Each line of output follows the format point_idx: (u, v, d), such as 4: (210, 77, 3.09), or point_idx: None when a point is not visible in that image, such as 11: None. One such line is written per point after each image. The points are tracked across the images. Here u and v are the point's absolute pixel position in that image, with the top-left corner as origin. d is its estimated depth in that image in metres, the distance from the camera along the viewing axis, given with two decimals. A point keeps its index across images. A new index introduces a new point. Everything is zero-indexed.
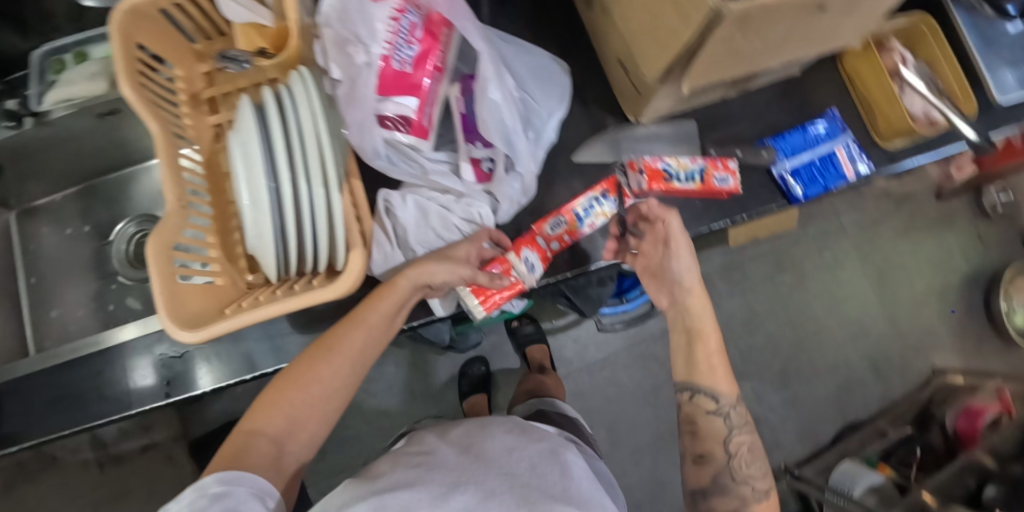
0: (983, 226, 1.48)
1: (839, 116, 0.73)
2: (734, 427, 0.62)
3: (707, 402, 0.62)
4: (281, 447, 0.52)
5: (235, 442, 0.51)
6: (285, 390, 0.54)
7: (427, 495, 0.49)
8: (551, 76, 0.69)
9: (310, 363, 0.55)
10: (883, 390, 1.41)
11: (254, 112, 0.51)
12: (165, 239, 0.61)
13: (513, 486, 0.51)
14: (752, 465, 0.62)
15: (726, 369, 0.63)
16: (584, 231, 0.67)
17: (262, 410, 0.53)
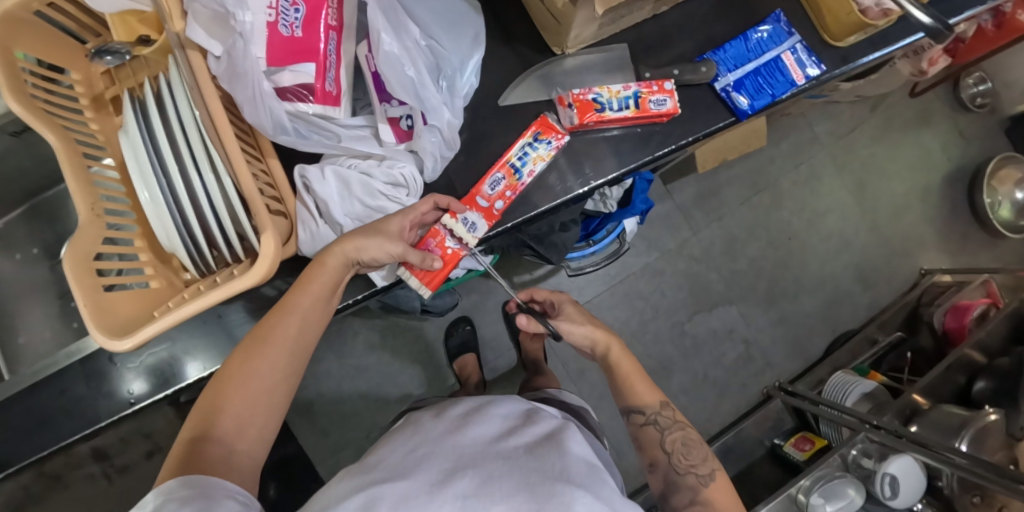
0: (961, 119, 1.45)
1: (784, 18, 0.70)
2: (664, 427, 0.64)
3: (643, 420, 0.64)
4: (230, 449, 0.48)
5: (180, 450, 0.47)
6: (225, 387, 0.50)
7: (392, 474, 0.43)
8: (457, 16, 0.63)
9: (245, 359, 0.52)
10: (870, 297, 1.41)
11: (134, 111, 0.53)
12: (82, 253, 0.59)
13: (484, 462, 0.44)
14: (690, 456, 0.62)
15: (645, 379, 0.66)
16: (525, 180, 0.67)
17: (201, 417, 0.49)
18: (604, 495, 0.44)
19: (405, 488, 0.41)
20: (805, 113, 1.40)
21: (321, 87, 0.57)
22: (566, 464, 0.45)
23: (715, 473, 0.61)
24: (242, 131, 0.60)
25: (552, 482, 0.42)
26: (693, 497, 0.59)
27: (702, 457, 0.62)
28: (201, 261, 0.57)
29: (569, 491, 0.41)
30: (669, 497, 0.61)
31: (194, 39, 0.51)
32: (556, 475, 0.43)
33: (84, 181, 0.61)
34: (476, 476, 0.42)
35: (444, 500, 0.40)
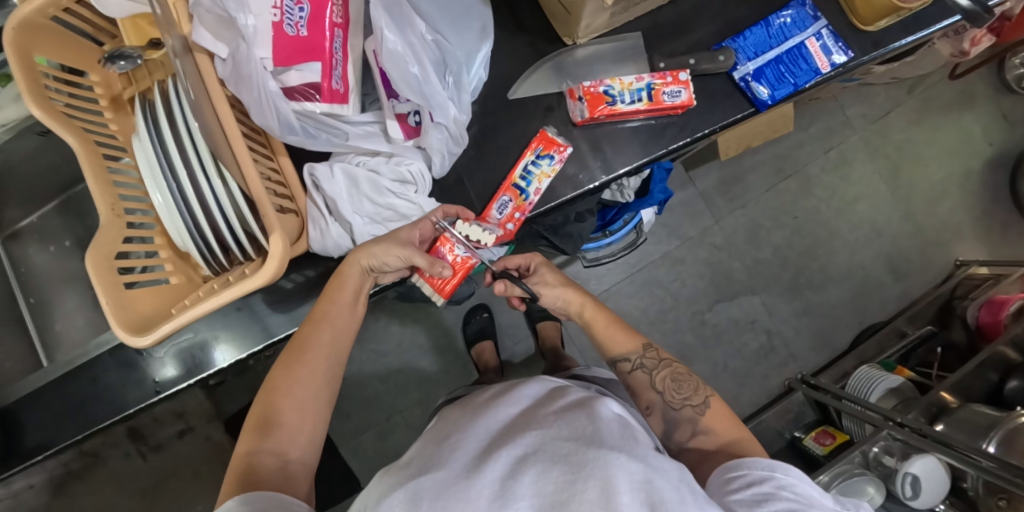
0: (1005, 101, 1.36)
1: (809, 2, 0.67)
2: (651, 369, 0.62)
3: (625, 363, 0.63)
4: (283, 458, 0.49)
5: (239, 464, 0.48)
6: (274, 398, 0.52)
7: (426, 467, 0.41)
8: (463, 9, 0.62)
9: (288, 371, 0.53)
10: (901, 288, 1.35)
11: (144, 115, 0.55)
12: (104, 252, 0.61)
13: (520, 440, 0.40)
14: (681, 389, 0.60)
15: (624, 326, 0.65)
16: (531, 200, 0.65)
17: (252, 431, 0.50)
18: (643, 454, 0.39)
19: (440, 478, 0.38)
20: (837, 96, 1.34)
21: (327, 85, 0.56)
22: (596, 427, 0.41)
23: (710, 399, 0.58)
24: (251, 130, 0.60)
25: (583, 448, 0.38)
26: (693, 428, 0.57)
27: (694, 386, 0.60)
28: (215, 260, 0.59)
29: (602, 454, 0.37)
30: (671, 433, 0.59)
31: (200, 42, 0.51)
32: (587, 439, 0.39)
33: (104, 182, 0.63)
34: (512, 455, 0.38)
35: (481, 484, 0.36)
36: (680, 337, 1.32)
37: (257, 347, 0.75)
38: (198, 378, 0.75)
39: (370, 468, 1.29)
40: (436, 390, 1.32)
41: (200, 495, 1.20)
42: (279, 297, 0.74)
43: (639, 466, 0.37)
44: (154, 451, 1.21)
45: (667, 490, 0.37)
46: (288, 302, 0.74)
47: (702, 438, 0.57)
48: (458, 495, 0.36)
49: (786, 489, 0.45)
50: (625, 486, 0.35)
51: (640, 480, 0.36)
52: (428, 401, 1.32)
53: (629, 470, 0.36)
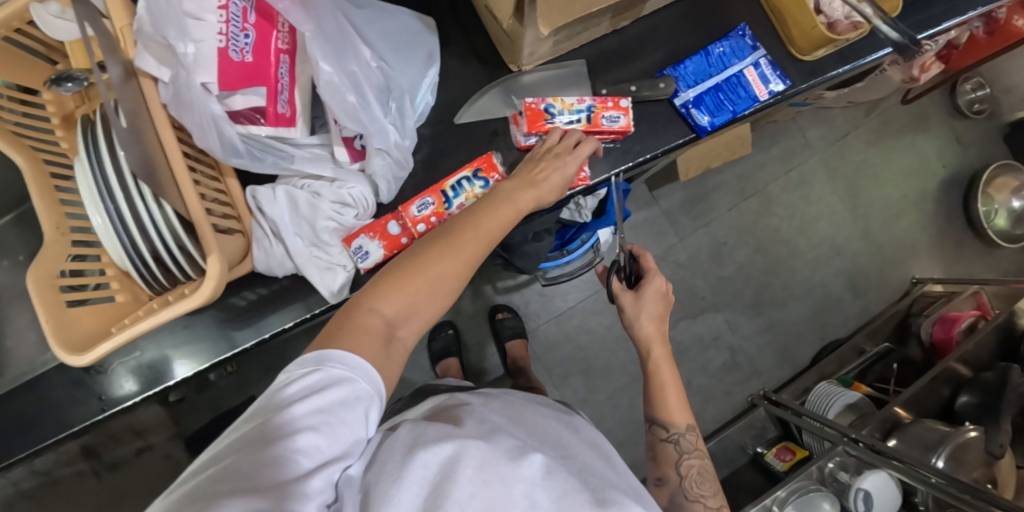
0: (957, 125, 1.41)
1: (748, 32, 0.69)
2: (684, 450, 0.62)
3: (661, 430, 0.62)
4: (393, 329, 0.47)
5: (350, 314, 0.46)
6: (408, 277, 0.49)
7: (475, 431, 0.40)
8: (409, 37, 0.66)
9: (433, 255, 0.50)
10: (860, 305, 1.38)
11: (84, 136, 0.55)
12: (47, 272, 0.60)
13: (554, 452, 0.41)
14: (703, 485, 0.62)
15: (682, 397, 0.63)
16: (453, 211, 0.65)
17: (385, 289, 0.48)
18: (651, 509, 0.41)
19: (492, 451, 0.38)
20: (796, 118, 1.38)
21: (273, 110, 0.57)
22: (614, 475, 0.43)
23: (722, 510, 0.61)
24: (196, 151, 0.61)
25: (608, 487, 0.39)
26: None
27: (714, 488, 0.62)
28: (156, 282, 0.59)
29: (622, 498, 0.39)
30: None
31: (144, 67, 0.53)
32: (609, 482, 0.41)
33: (52, 201, 0.63)
34: (545, 460, 0.39)
35: (518, 479, 0.36)
36: None
37: (224, 356, 0.73)
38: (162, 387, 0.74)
39: None
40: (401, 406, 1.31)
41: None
42: (231, 315, 0.73)
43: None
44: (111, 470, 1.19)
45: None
46: (240, 318, 0.73)
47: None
48: (497, 478, 0.36)
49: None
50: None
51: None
52: None
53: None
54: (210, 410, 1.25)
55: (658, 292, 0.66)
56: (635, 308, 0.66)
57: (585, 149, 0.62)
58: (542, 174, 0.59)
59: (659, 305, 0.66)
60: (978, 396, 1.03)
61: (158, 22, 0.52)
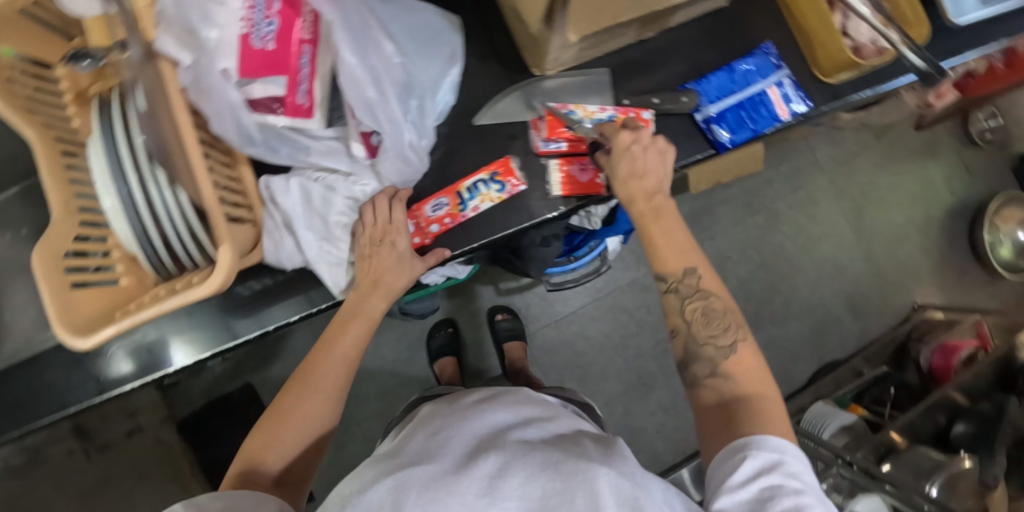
0: (966, 153, 1.42)
1: (773, 51, 0.68)
2: (685, 296, 0.57)
3: (670, 296, 0.58)
4: (280, 480, 0.50)
5: (234, 481, 0.49)
6: (280, 427, 0.52)
7: (420, 457, 0.42)
8: (432, 33, 0.65)
9: (300, 395, 0.53)
10: (860, 327, 1.38)
11: (101, 119, 0.54)
12: (53, 251, 0.59)
13: (507, 445, 0.42)
14: (712, 326, 0.55)
15: (685, 235, 0.59)
16: (468, 214, 0.66)
17: (260, 449, 0.51)
18: (630, 470, 0.41)
19: (431, 470, 0.39)
20: (807, 137, 1.38)
21: (291, 100, 0.57)
22: (585, 444, 0.43)
23: (738, 345, 0.54)
24: (210, 137, 0.60)
25: (571, 460, 0.40)
26: (714, 368, 0.53)
27: (726, 324, 0.55)
28: (164, 268, 0.59)
29: (591, 466, 0.39)
30: (688, 366, 0.55)
31: (164, 49, 0.50)
32: (576, 454, 0.41)
33: (60, 177, 0.62)
34: (499, 457, 0.40)
35: (471, 481, 0.38)
36: (644, 362, 1.34)
37: (222, 347, 0.73)
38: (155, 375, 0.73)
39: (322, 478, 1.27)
40: (395, 402, 1.30)
41: (147, 494, 1.22)
42: (234, 305, 0.72)
43: (625, 482, 0.39)
44: (100, 451, 1.22)
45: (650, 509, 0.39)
46: (245, 307, 0.72)
47: (720, 381, 0.53)
48: (449, 490, 0.37)
49: (793, 480, 0.42)
50: (610, 499, 0.37)
51: (626, 496, 0.38)
52: (386, 413, 1.30)
53: (615, 484, 0.38)
54: (203, 396, 1.26)
55: (635, 140, 0.61)
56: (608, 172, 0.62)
57: (399, 214, 0.61)
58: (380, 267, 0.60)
59: (644, 155, 0.61)
60: (975, 427, 1.04)
61: (182, 5, 0.52)
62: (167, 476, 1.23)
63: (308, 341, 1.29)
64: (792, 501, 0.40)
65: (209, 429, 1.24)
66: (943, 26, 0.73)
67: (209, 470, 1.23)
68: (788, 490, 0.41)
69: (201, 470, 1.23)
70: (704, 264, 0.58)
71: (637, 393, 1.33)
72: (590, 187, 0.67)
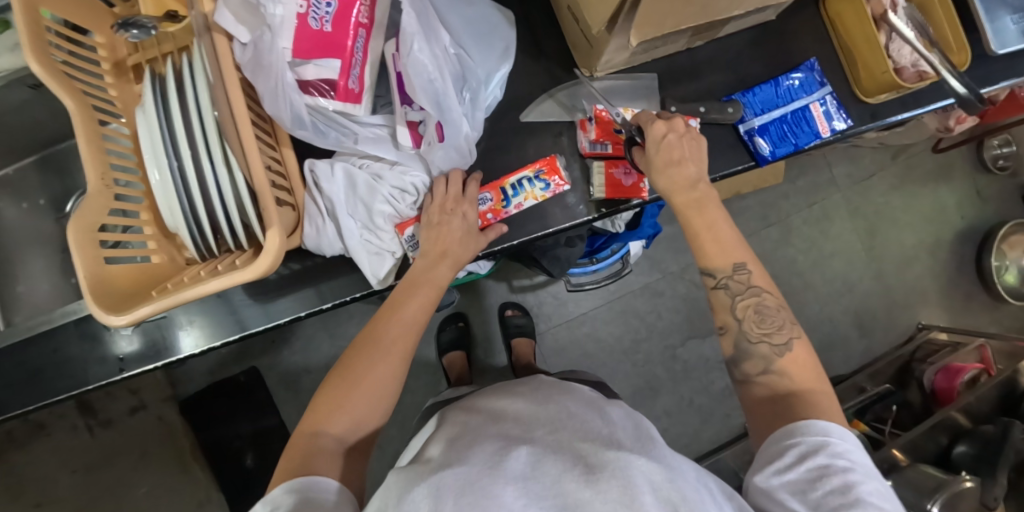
0: (979, 179, 1.44)
1: (818, 67, 0.69)
2: (735, 293, 0.58)
3: (722, 290, 0.59)
4: (346, 444, 0.51)
5: (301, 445, 0.50)
6: (345, 394, 0.53)
7: (449, 460, 0.40)
8: (487, 26, 0.65)
9: (365, 363, 0.54)
10: (865, 344, 1.40)
11: (152, 88, 0.53)
12: (87, 222, 0.58)
13: (534, 439, 0.41)
14: (765, 323, 0.57)
15: (733, 232, 0.59)
16: (510, 210, 0.66)
17: (326, 413, 0.52)
18: (661, 455, 0.40)
19: (463, 473, 0.37)
20: (826, 154, 1.39)
21: (344, 84, 0.56)
22: (612, 430, 0.43)
23: (793, 342, 0.55)
24: (258, 116, 0.59)
25: (601, 449, 0.39)
26: (767, 365, 0.55)
27: (779, 323, 0.56)
28: (203, 246, 0.58)
29: (623, 454, 0.38)
30: (738, 363, 0.57)
31: (222, 23, 0.50)
32: (603, 441, 0.40)
33: (98, 148, 0.61)
34: (529, 453, 0.39)
35: (505, 481, 0.36)
36: (651, 367, 1.35)
37: (227, 339, 0.73)
38: (158, 364, 0.73)
39: None
40: (402, 393, 1.30)
41: (148, 473, 1.23)
42: (260, 290, 0.71)
43: (659, 468, 0.38)
44: (102, 427, 1.22)
45: (688, 492, 0.38)
46: (263, 295, 0.71)
47: (774, 378, 0.55)
48: (484, 493, 0.35)
49: (842, 458, 0.45)
50: (645, 486, 0.36)
51: (661, 481, 0.37)
52: (393, 404, 1.29)
53: (649, 472, 0.37)
54: (208, 376, 1.25)
55: (679, 132, 0.60)
56: (647, 164, 0.61)
57: (472, 189, 0.63)
58: (441, 242, 0.61)
59: (685, 145, 0.60)
60: (976, 447, 1.05)
61: None
62: (168, 455, 1.23)
63: (318, 328, 1.28)
64: (843, 479, 0.43)
65: (213, 410, 1.23)
66: (983, 53, 0.74)
67: (211, 451, 1.23)
68: (838, 469, 0.44)
69: (202, 452, 1.24)
70: (752, 258, 0.58)
71: (643, 398, 1.34)
72: (632, 191, 0.67)
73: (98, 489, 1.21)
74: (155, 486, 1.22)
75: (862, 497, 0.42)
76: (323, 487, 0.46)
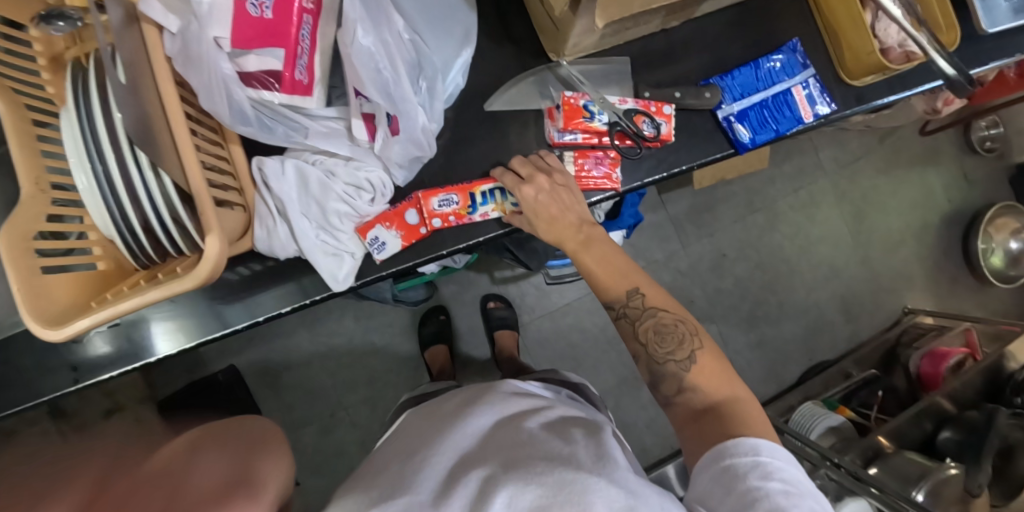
0: (967, 161, 1.42)
1: (800, 49, 0.66)
2: (635, 319, 0.57)
3: (626, 318, 0.58)
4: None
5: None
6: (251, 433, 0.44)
7: (396, 489, 0.38)
8: (446, 12, 0.61)
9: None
10: (851, 330, 1.39)
11: (73, 85, 0.49)
12: (21, 232, 0.53)
13: (489, 460, 0.39)
14: (666, 342, 0.55)
15: (625, 261, 0.61)
16: (474, 218, 0.63)
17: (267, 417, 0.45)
18: (625, 477, 0.37)
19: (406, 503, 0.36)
20: (812, 137, 1.36)
21: (289, 75, 0.52)
22: (573, 449, 0.39)
23: (696, 354, 0.54)
24: (199, 113, 0.55)
25: (557, 469, 0.36)
26: (681, 384, 0.53)
27: (679, 339, 0.55)
28: (143, 254, 0.55)
29: (580, 476, 0.35)
30: (658, 386, 0.55)
31: (149, 13, 0.46)
32: (562, 461, 0.37)
33: (30, 150, 0.56)
34: (480, 476, 0.37)
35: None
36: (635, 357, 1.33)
37: (198, 341, 0.69)
38: (126, 369, 0.69)
39: (307, 464, 1.24)
40: (384, 389, 1.27)
41: None
42: (221, 293, 0.68)
43: (619, 492, 0.35)
44: (76, 432, 1.19)
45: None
46: (231, 296, 0.68)
47: (690, 395, 0.53)
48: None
49: (772, 479, 0.42)
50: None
51: (621, 506, 0.34)
52: (375, 401, 1.27)
53: (612, 496, 0.35)
54: (183, 377, 1.22)
55: (546, 187, 0.60)
56: (531, 226, 0.62)
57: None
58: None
59: (559, 200, 0.61)
60: (960, 433, 1.04)
61: None
62: None
63: (296, 325, 1.24)
64: (772, 502, 0.40)
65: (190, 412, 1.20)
66: (973, 32, 0.71)
67: None
68: (769, 492, 0.41)
69: None
70: (645, 281, 0.59)
71: (629, 388, 1.32)
72: (604, 182, 0.64)
73: None
74: None
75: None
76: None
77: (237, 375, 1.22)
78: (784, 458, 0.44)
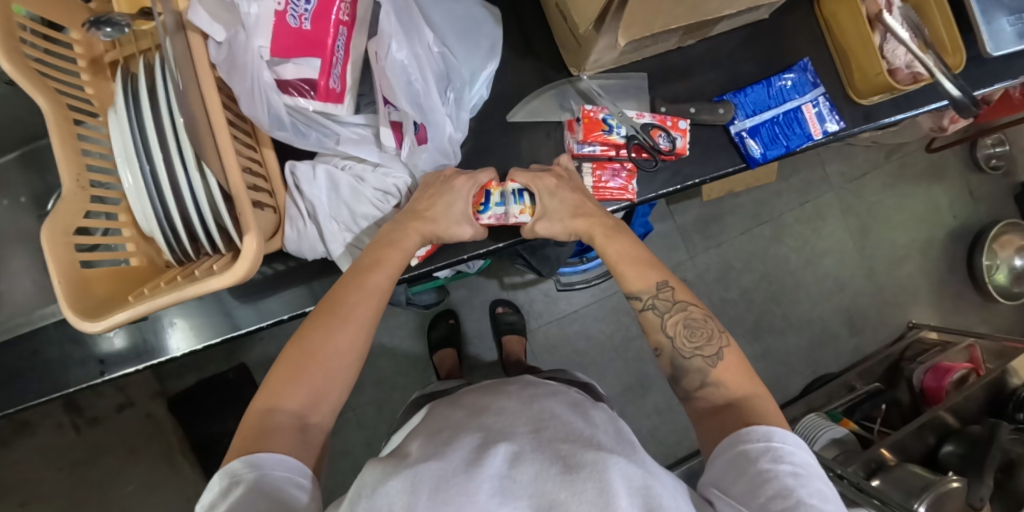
0: (971, 178, 1.43)
1: (811, 68, 0.68)
2: (664, 311, 0.58)
3: (651, 311, 0.59)
4: (304, 420, 0.50)
5: (254, 422, 0.48)
6: (301, 367, 0.51)
7: (423, 456, 0.39)
8: (473, 25, 0.63)
9: (324, 333, 0.53)
10: (854, 343, 1.40)
11: (123, 89, 0.52)
12: (61, 226, 0.56)
13: (515, 436, 0.40)
14: (695, 337, 0.57)
15: (647, 255, 0.62)
16: (482, 217, 0.63)
17: (285, 385, 0.51)
18: (641, 460, 0.40)
19: (441, 467, 0.36)
20: (819, 152, 1.39)
21: (325, 84, 0.55)
22: (594, 432, 0.42)
23: (724, 351, 0.55)
24: (236, 117, 0.58)
25: (581, 450, 0.38)
26: (704, 378, 0.55)
27: (707, 334, 0.57)
28: (179, 249, 0.57)
29: (601, 456, 0.37)
30: (679, 380, 0.57)
31: (197, 22, 0.49)
32: (583, 442, 0.39)
33: (73, 149, 0.58)
34: (508, 450, 0.38)
35: (482, 477, 0.35)
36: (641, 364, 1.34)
37: (220, 337, 0.71)
38: (149, 363, 0.71)
39: None
40: (393, 390, 1.29)
41: (137, 471, 1.22)
42: (245, 290, 0.70)
43: (637, 472, 0.38)
44: (90, 425, 1.21)
45: (664, 497, 0.37)
46: (255, 294, 0.70)
47: (712, 390, 0.54)
48: (458, 489, 0.34)
49: (783, 462, 0.44)
50: (621, 490, 0.35)
51: (638, 485, 0.37)
52: (383, 401, 1.29)
53: (628, 475, 0.37)
54: (195, 373, 1.24)
55: (558, 185, 0.63)
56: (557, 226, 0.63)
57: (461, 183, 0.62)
58: (433, 208, 0.61)
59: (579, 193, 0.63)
60: (963, 448, 1.05)
61: None
62: (156, 453, 1.22)
63: None
64: (781, 483, 0.42)
65: (200, 408, 1.22)
66: (979, 54, 0.73)
67: (198, 450, 1.22)
68: (779, 474, 0.43)
69: (191, 449, 1.23)
70: (672, 276, 0.60)
71: (633, 395, 1.34)
72: (621, 194, 0.67)
73: (86, 487, 1.20)
74: (143, 483, 1.22)
75: (801, 500, 0.41)
76: (288, 466, 0.45)
77: (248, 373, 1.24)
78: (796, 443, 0.47)
